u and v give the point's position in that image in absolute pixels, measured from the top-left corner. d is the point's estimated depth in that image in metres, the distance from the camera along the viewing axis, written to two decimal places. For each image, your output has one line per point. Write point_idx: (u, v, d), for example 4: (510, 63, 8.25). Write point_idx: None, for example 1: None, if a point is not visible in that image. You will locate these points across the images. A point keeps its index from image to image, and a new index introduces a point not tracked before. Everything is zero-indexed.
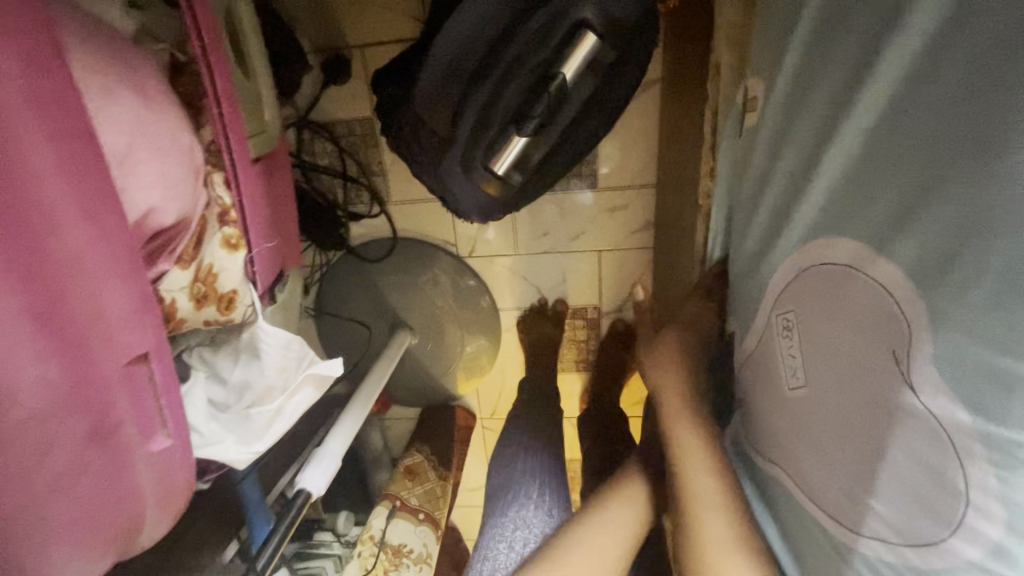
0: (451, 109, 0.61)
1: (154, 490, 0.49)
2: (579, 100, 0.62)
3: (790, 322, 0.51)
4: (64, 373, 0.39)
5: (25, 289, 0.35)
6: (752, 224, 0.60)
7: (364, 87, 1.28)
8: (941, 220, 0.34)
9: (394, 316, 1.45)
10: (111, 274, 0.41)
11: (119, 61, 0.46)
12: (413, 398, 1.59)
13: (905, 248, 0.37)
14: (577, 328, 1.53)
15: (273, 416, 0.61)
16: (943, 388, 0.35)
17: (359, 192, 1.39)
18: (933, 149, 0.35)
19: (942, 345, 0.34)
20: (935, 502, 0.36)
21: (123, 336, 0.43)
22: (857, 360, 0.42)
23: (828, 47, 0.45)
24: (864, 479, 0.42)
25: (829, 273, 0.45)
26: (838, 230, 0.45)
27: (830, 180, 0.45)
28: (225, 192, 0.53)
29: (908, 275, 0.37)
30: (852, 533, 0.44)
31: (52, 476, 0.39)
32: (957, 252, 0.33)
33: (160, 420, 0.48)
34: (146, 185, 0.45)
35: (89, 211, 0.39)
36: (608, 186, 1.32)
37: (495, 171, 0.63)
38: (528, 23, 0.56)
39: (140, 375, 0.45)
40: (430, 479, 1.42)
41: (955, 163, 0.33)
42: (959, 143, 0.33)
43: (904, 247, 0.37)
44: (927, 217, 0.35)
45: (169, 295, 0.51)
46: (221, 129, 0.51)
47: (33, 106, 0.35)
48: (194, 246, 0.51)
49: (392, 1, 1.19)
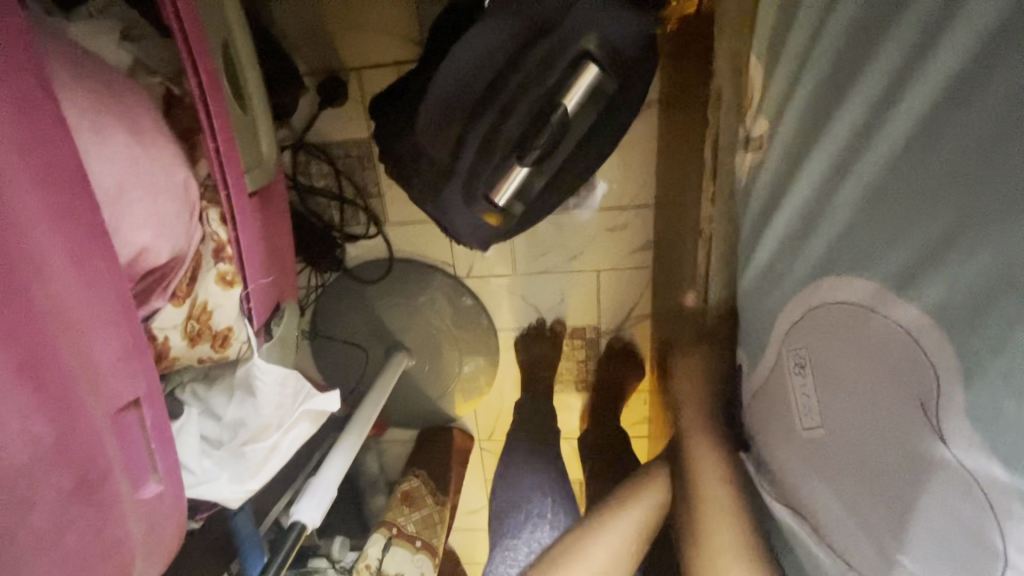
0: (453, 140, 0.60)
1: (144, 541, 0.46)
2: (580, 129, 0.62)
3: (804, 359, 0.50)
4: (50, 426, 0.37)
5: (9, 340, 0.34)
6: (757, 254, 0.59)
7: (360, 109, 1.27)
8: (974, 267, 0.34)
9: (391, 337, 1.43)
10: (103, 320, 0.40)
11: (111, 97, 0.45)
12: (410, 420, 1.56)
13: (931, 292, 0.37)
14: (576, 348, 1.51)
15: (268, 452, 0.60)
16: (978, 441, 0.34)
17: (356, 213, 1.38)
18: (961, 194, 0.35)
19: (976, 397, 0.34)
20: (970, 559, 0.35)
21: (112, 384, 0.41)
22: (879, 404, 0.41)
23: (839, 87, 0.46)
24: (890, 530, 0.41)
25: (846, 313, 0.44)
26: (852, 268, 0.44)
27: (843, 217, 0.45)
28: (220, 227, 0.52)
29: (936, 321, 0.37)
30: None
31: (34, 535, 0.37)
32: (991, 300, 0.33)
33: (151, 467, 0.46)
34: (138, 224, 0.44)
35: (79, 256, 0.38)
36: (606, 206, 1.32)
37: (496, 202, 0.62)
38: (529, 55, 0.56)
39: (129, 421, 0.44)
40: (427, 505, 1.38)
41: (988, 210, 0.34)
42: (992, 190, 0.33)
43: (930, 290, 0.37)
44: (958, 263, 0.35)
45: (162, 333, 0.50)
46: (217, 164, 0.49)
47: (22, 150, 0.34)
48: (189, 281, 0.50)
49: (389, 24, 1.19)
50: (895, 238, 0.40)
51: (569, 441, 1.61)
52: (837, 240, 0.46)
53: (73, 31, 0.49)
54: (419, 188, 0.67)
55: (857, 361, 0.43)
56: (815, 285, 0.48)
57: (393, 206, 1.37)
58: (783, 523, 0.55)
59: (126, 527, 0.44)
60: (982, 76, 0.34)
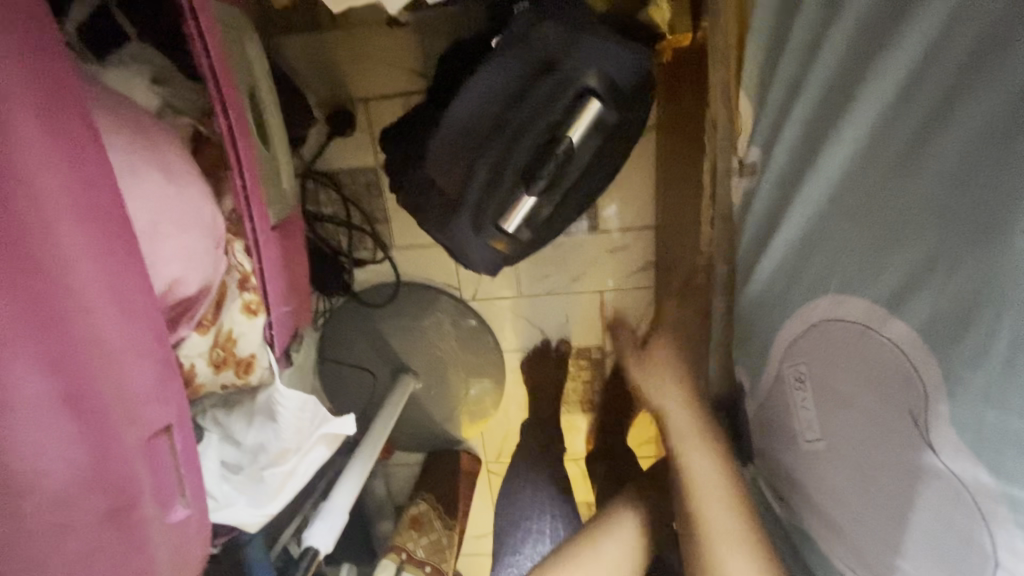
0: (463, 170, 0.63)
1: (172, 565, 0.47)
2: (584, 159, 0.65)
3: (802, 375, 0.51)
4: (92, 452, 0.39)
5: (58, 370, 0.36)
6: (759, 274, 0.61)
7: (368, 139, 1.32)
8: (954, 286, 0.37)
9: (397, 360, 1.45)
10: (140, 349, 0.42)
11: (146, 139, 0.47)
12: (417, 443, 1.56)
13: (918, 309, 0.40)
14: (581, 368, 1.52)
15: (286, 477, 0.61)
16: (965, 449, 0.37)
17: (363, 239, 1.41)
18: (940, 218, 0.38)
19: (958, 408, 0.37)
20: (964, 562, 0.38)
21: (148, 410, 0.43)
22: (876, 416, 0.43)
23: (826, 118, 0.49)
24: (890, 538, 0.43)
25: (840, 331, 0.47)
26: (846, 287, 0.46)
27: (834, 239, 0.48)
28: (245, 258, 0.54)
29: (924, 337, 0.39)
30: None
31: (71, 558, 0.38)
32: (968, 318, 0.36)
33: (179, 490, 0.48)
34: (169, 257, 0.46)
35: (120, 290, 0.40)
36: (608, 228, 1.35)
37: (505, 229, 0.65)
38: (537, 91, 0.60)
39: (162, 446, 0.45)
40: (436, 529, 1.38)
41: (964, 234, 0.37)
42: (967, 216, 0.37)
43: (917, 307, 0.40)
44: (940, 282, 0.38)
45: (188, 360, 0.53)
46: (243, 200, 0.51)
47: (72, 194, 0.37)
48: (213, 311, 0.53)
49: (396, 58, 1.24)
50: (879, 265, 0.43)
51: (576, 462, 1.61)
52: (827, 265, 0.49)
53: (107, 77, 0.52)
54: (427, 216, 0.69)
55: (850, 380, 0.46)
56: (806, 306, 0.51)
57: (399, 232, 1.41)
58: (798, 535, 0.57)
59: (156, 556, 0.45)
60: (954, 119, 0.38)
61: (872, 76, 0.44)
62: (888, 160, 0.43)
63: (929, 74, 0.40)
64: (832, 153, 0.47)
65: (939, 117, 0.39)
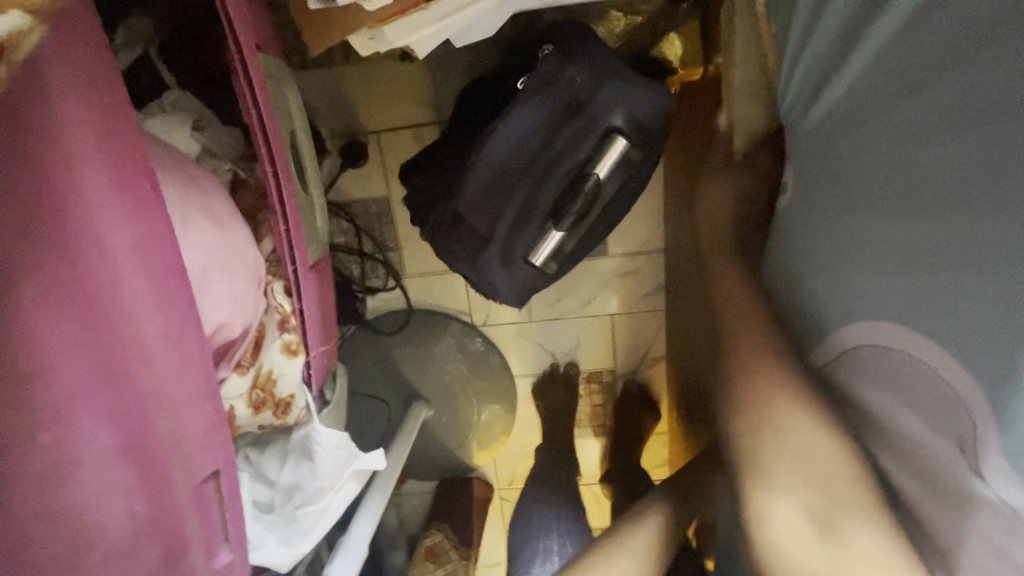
0: (496, 209, 0.64)
1: None
2: (610, 193, 0.66)
3: (837, 398, 0.51)
4: (148, 502, 0.39)
5: (117, 423, 0.36)
6: None
7: (379, 169, 1.34)
8: (987, 315, 0.37)
9: (409, 387, 1.45)
10: (193, 397, 0.42)
11: (194, 189, 0.49)
12: (428, 471, 1.55)
13: (949, 337, 0.40)
14: (593, 392, 1.52)
15: (318, 519, 0.61)
16: (1016, 480, 0.37)
17: (374, 267, 1.42)
18: (966, 248, 0.38)
19: (1009, 440, 0.37)
20: None
21: (198, 456, 0.43)
22: (924, 446, 0.43)
23: (838, 144, 0.48)
24: (941, 561, 0.44)
25: (890, 361, 0.45)
26: (875, 316, 0.45)
27: (853, 265, 0.47)
28: (284, 298, 0.55)
29: (966, 368, 0.39)
30: None
31: None
32: (1008, 348, 0.36)
33: (223, 535, 0.48)
34: (216, 304, 0.48)
35: (175, 339, 0.41)
36: (617, 253, 1.37)
37: (534, 263, 0.66)
38: (565, 131, 0.62)
39: (208, 491, 0.46)
40: (451, 560, 1.34)
41: (989, 262, 0.37)
42: (994, 245, 0.37)
43: (947, 337, 0.40)
44: (968, 310, 0.39)
45: (228, 402, 0.53)
46: (287, 245, 0.53)
47: (136, 248, 0.38)
48: (252, 351, 0.53)
49: (408, 91, 1.27)
50: (902, 303, 0.43)
51: (589, 487, 1.60)
52: (842, 302, 0.49)
53: (153, 126, 0.54)
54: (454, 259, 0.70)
55: (892, 412, 0.46)
56: (834, 335, 0.50)
57: (410, 259, 1.42)
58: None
59: None
60: (968, 149, 0.38)
61: (878, 118, 0.44)
62: (895, 200, 0.43)
63: (930, 116, 0.40)
64: (845, 185, 0.47)
65: (951, 147, 0.39)
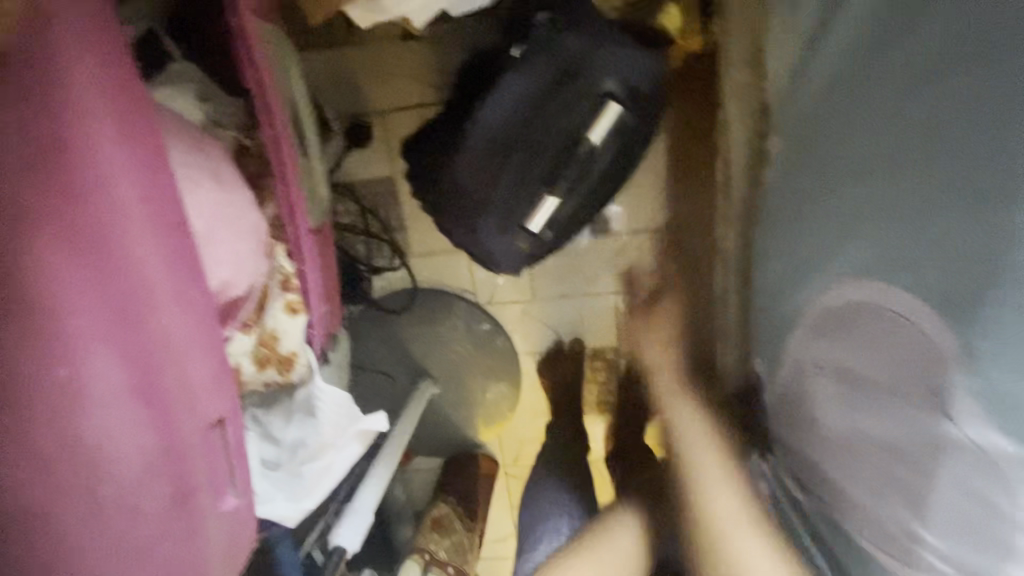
0: (491, 173, 0.65)
1: (222, 552, 0.50)
2: (606, 159, 0.67)
3: (821, 360, 0.53)
4: (156, 439, 0.42)
5: (124, 362, 0.40)
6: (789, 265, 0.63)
7: (384, 149, 1.35)
8: (965, 250, 0.40)
9: (416, 365, 1.48)
10: (197, 345, 0.45)
11: (198, 151, 0.51)
12: (435, 447, 1.59)
13: (925, 277, 0.43)
14: (598, 369, 1.51)
15: (322, 473, 0.64)
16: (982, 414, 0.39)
17: (380, 247, 1.44)
18: (947, 191, 0.42)
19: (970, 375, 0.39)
20: (988, 528, 0.39)
21: (204, 402, 0.46)
22: (894, 394, 0.45)
23: (840, 108, 0.52)
24: (915, 508, 0.44)
25: (875, 313, 0.47)
26: (869, 269, 0.48)
27: (851, 221, 0.50)
28: (286, 261, 0.58)
29: (932, 306, 0.42)
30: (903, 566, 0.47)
31: (139, 537, 0.42)
32: (985, 284, 0.39)
33: (230, 481, 0.50)
34: (220, 260, 0.49)
35: (181, 288, 0.43)
36: (620, 231, 1.37)
37: (529, 229, 0.68)
38: (559, 96, 0.63)
39: (216, 437, 0.48)
40: (456, 531, 1.37)
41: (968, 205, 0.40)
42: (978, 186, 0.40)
43: (924, 277, 0.43)
44: (948, 248, 0.42)
45: (234, 359, 0.55)
46: (287, 208, 0.56)
47: (142, 199, 0.40)
48: (256, 312, 0.55)
49: (411, 70, 1.28)
50: (885, 252, 0.47)
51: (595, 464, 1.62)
52: (838, 254, 0.52)
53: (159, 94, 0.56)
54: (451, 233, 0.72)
55: (864, 364, 0.48)
56: (831, 289, 0.53)
57: (415, 240, 1.44)
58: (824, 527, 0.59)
59: (210, 541, 0.48)
60: (942, 103, 0.43)
61: (871, 79, 0.49)
62: (887, 152, 0.47)
63: (920, 69, 0.44)
64: (844, 145, 0.51)
65: (935, 102, 0.43)
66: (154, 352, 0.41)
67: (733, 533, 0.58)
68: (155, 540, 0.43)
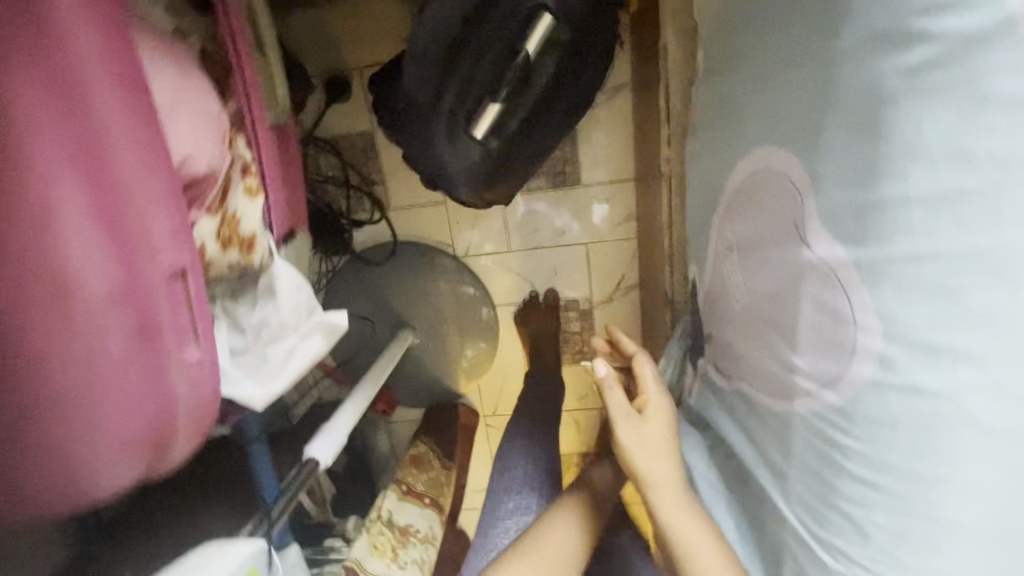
0: (432, 87, 0.74)
1: (186, 396, 0.57)
2: (543, 78, 0.74)
3: (732, 243, 0.63)
4: (120, 270, 0.48)
5: (93, 197, 0.46)
6: (713, 163, 0.68)
7: (362, 103, 1.41)
8: (806, 91, 0.46)
9: (397, 315, 1.55)
10: (157, 198, 0.51)
11: (160, 44, 0.57)
12: (418, 396, 1.68)
13: (789, 129, 0.49)
14: (572, 320, 1.59)
15: (288, 355, 0.71)
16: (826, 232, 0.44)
17: (361, 200, 1.51)
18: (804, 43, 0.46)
19: (819, 201, 0.45)
20: (837, 336, 0.44)
21: (164, 251, 0.52)
22: (776, 247, 0.52)
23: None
24: (789, 337, 0.51)
25: (764, 174, 0.53)
26: (762, 137, 0.54)
27: (749, 100, 0.57)
28: (246, 150, 0.65)
29: (791, 151, 0.48)
30: (787, 398, 0.53)
31: (109, 359, 0.49)
32: (818, 119, 0.45)
33: (192, 334, 0.56)
34: (184, 137, 0.56)
35: (142, 144, 0.49)
36: (590, 182, 1.43)
37: (474, 136, 0.73)
38: (494, 10, 0.69)
39: (177, 288, 0.54)
40: (434, 467, 1.44)
41: (811, 51, 0.45)
42: (814, 35, 0.45)
43: (789, 128, 0.49)
44: (798, 93, 0.47)
45: (199, 238, 0.61)
46: (245, 99, 0.65)
47: (104, 58, 0.46)
48: (219, 199, 0.62)
49: (387, 26, 1.34)
50: (764, 119, 0.53)
51: (570, 414, 1.69)
52: (739, 138, 0.59)
53: None
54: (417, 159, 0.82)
55: (762, 230, 0.55)
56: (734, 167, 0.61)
57: (395, 194, 1.50)
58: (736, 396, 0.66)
59: (172, 380, 0.55)
60: None
61: None
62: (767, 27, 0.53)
63: None
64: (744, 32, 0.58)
65: None
66: (121, 213, 0.48)
67: (695, 554, 0.68)
68: (118, 378, 0.50)
